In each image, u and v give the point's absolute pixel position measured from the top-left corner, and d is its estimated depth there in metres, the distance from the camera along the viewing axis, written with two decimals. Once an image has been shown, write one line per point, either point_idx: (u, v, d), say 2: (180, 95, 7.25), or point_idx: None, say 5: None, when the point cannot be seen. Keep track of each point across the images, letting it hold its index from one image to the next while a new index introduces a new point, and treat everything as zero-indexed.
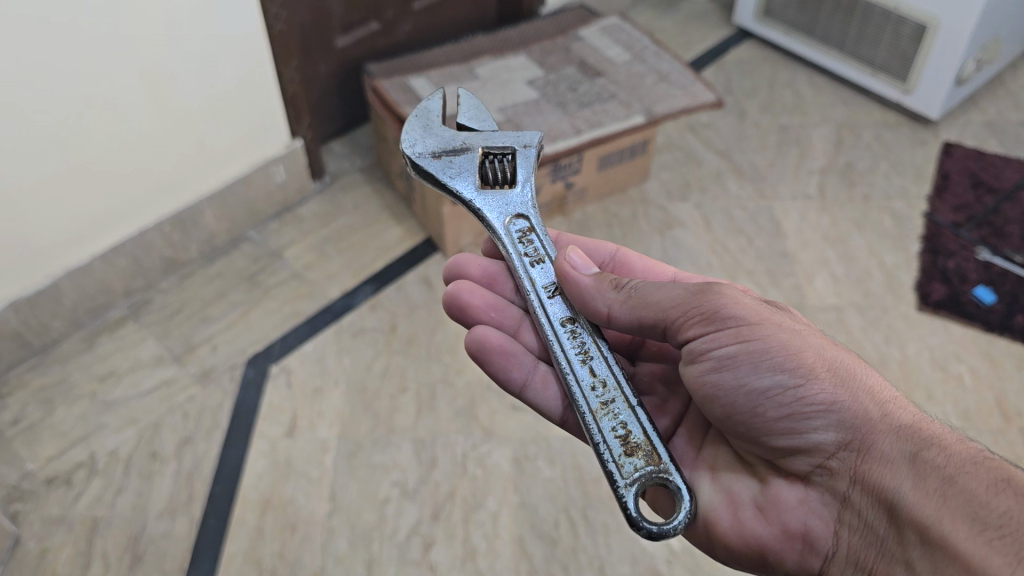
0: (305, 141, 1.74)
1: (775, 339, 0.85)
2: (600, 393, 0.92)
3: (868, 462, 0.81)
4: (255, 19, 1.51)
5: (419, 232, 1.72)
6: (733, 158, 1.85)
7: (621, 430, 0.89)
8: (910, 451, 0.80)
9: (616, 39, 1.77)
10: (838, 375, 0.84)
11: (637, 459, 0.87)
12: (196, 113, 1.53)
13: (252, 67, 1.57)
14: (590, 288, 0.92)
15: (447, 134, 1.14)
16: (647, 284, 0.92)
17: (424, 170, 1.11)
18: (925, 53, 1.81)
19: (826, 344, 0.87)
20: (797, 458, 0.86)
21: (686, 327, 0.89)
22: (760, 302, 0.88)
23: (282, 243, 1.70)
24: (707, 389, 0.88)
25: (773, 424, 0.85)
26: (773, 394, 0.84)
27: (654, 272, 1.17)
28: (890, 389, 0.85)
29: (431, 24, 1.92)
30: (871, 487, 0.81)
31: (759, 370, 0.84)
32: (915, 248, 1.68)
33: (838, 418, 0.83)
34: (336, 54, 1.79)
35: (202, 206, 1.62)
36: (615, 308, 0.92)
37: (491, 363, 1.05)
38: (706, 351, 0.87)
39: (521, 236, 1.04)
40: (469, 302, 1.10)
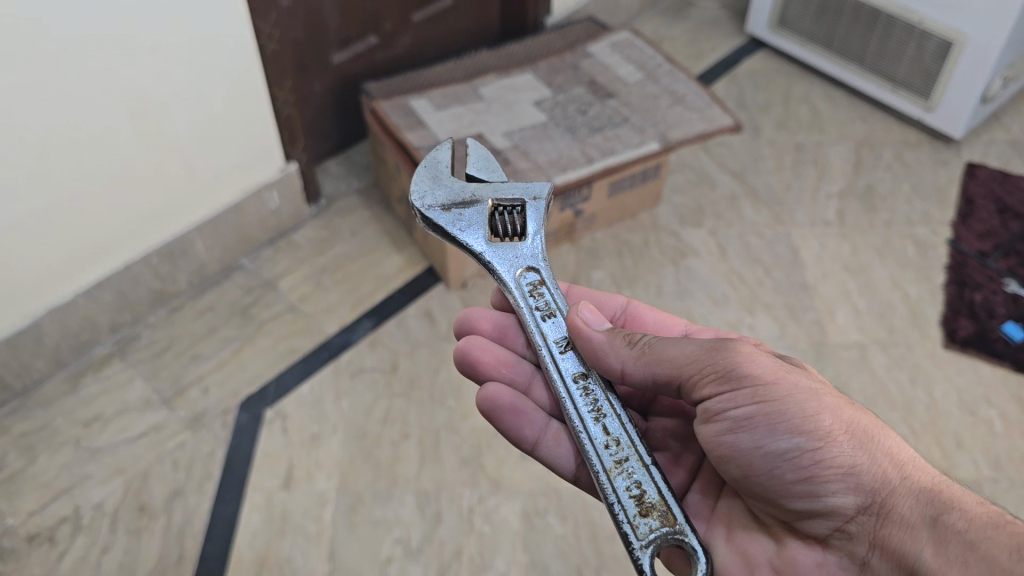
0: (300, 164, 1.64)
1: (792, 399, 0.82)
2: (613, 452, 0.86)
3: (888, 526, 0.80)
4: (245, 39, 1.42)
5: (420, 261, 1.64)
6: (747, 179, 1.77)
7: (634, 490, 0.83)
8: (930, 514, 0.79)
9: (627, 56, 1.68)
10: (856, 437, 0.82)
11: (652, 519, 0.82)
12: (185, 140, 1.44)
13: (243, 90, 1.47)
14: (602, 344, 0.88)
15: (455, 185, 1.05)
16: (661, 339, 0.89)
17: (432, 224, 1.02)
18: (950, 70, 1.73)
19: (842, 402, 0.85)
20: (815, 521, 0.84)
21: (701, 386, 0.86)
22: (775, 358, 0.85)
23: (276, 273, 1.61)
24: (723, 449, 0.86)
25: (791, 487, 0.83)
26: (791, 457, 0.82)
27: (667, 327, 1.11)
28: (907, 449, 0.83)
29: (431, 37, 1.83)
30: (891, 553, 0.80)
31: (776, 433, 0.82)
32: (939, 279, 1.61)
33: (857, 481, 0.81)
34: (331, 71, 1.69)
35: (192, 236, 1.53)
36: (630, 365, 0.88)
37: (502, 421, 0.98)
38: (721, 412, 0.85)
39: (531, 291, 0.97)
40: (480, 359, 1.03)
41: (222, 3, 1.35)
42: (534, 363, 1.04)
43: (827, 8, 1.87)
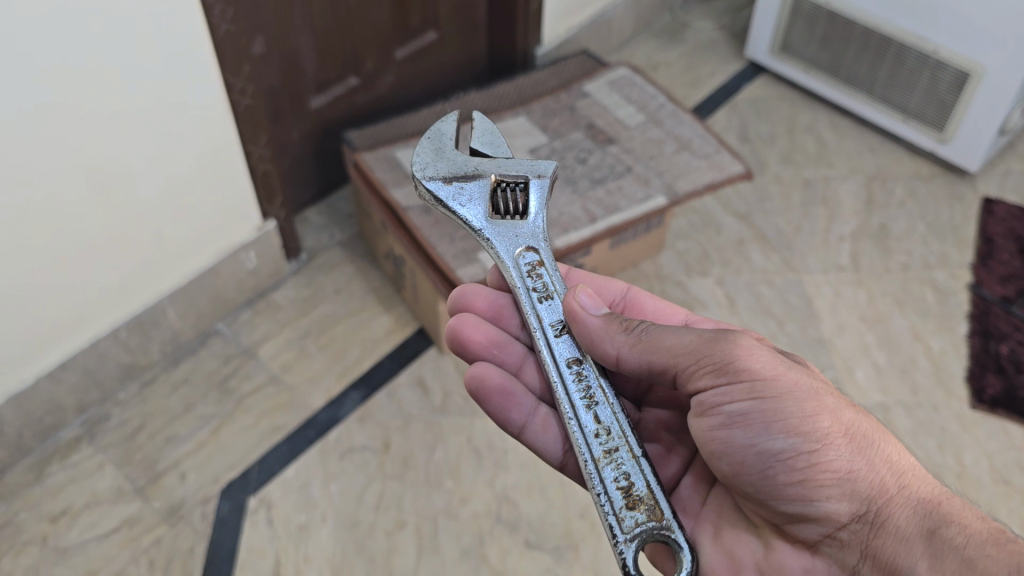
0: (278, 221, 1.52)
1: (792, 397, 0.77)
2: (604, 441, 0.81)
3: (882, 537, 0.75)
4: (215, 95, 1.30)
5: (410, 321, 1.53)
6: (754, 222, 1.67)
7: (623, 481, 0.78)
8: (926, 526, 0.74)
9: (627, 95, 1.57)
10: (855, 441, 0.77)
11: (638, 513, 0.76)
12: (152, 203, 1.31)
13: (215, 147, 1.35)
14: (598, 330, 0.83)
15: (459, 158, 1.00)
16: (659, 326, 0.83)
17: (430, 198, 0.98)
18: (966, 102, 1.64)
19: (842, 402, 0.79)
20: (806, 525, 0.78)
21: (696, 378, 0.80)
22: (776, 354, 0.79)
23: (256, 338, 1.50)
24: (713, 445, 0.79)
25: (783, 490, 0.77)
26: (785, 458, 0.76)
27: (670, 317, 1.02)
28: (907, 459, 0.79)
29: (415, 72, 1.71)
30: (883, 565, 0.74)
31: (772, 431, 0.76)
32: (962, 329, 1.52)
33: (854, 487, 0.76)
34: (309, 116, 1.57)
35: (164, 305, 1.41)
36: (625, 351, 0.83)
37: (488, 403, 0.93)
38: (715, 406, 0.79)
39: (528, 270, 0.92)
40: (471, 337, 0.96)
41: (192, 59, 1.23)
42: (527, 345, 0.98)
43: (833, 34, 1.77)
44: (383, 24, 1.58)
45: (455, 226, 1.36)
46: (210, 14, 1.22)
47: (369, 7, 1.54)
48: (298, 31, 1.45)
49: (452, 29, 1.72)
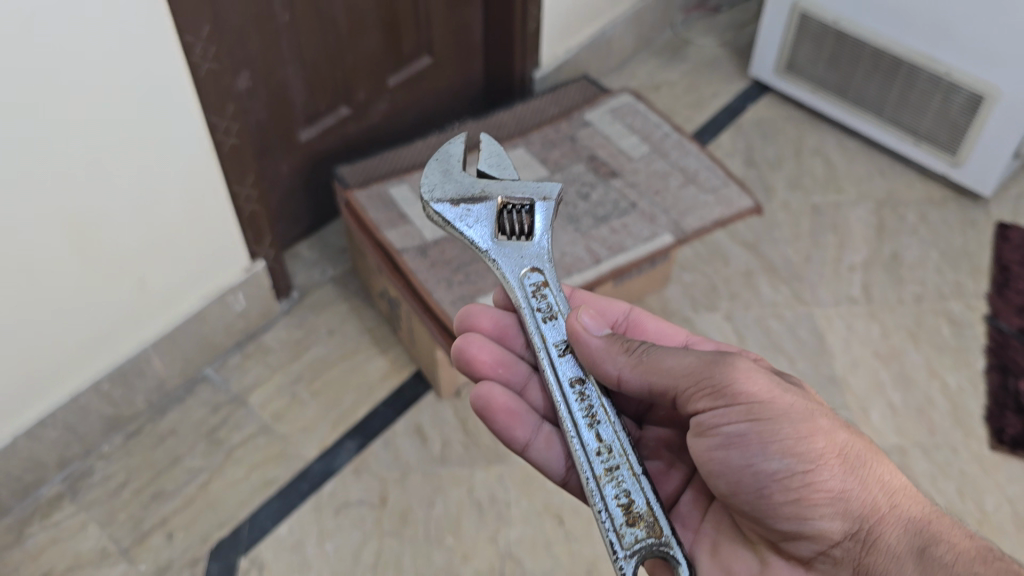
0: (268, 261, 1.46)
1: (789, 418, 0.76)
2: (605, 458, 0.81)
3: (874, 555, 0.75)
4: (199, 136, 1.23)
5: (406, 363, 1.47)
6: (762, 251, 1.61)
7: (623, 499, 0.78)
8: (917, 545, 0.74)
9: (630, 124, 1.51)
10: (849, 461, 0.76)
11: (638, 530, 0.76)
12: (135, 251, 1.25)
13: (200, 190, 1.28)
14: (600, 350, 0.83)
15: (466, 180, 1.00)
16: (659, 347, 0.82)
17: (438, 219, 0.97)
18: (979, 125, 1.58)
19: (839, 422, 0.78)
20: (800, 542, 0.78)
21: (694, 400, 0.79)
22: (773, 376, 0.78)
23: (245, 385, 1.44)
24: (710, 465, 0.79)
25: (778, 509, 0.76)
26: (781, 478, 0.76)
27: (674, 338, 1.01)
28: (900, 478, 0.78)
29: (409, 99, 1.65)
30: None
31: (768, 453, 0.75)
32: (979, 364, 1.47)
33: (847, 506, 0.75)
34: (299, 149, 1.51)
35: (148, 354, 1.35)
36: (626, 372, 0.82)
37: (493, 421, 0.94)
38: (712, 427, 0.78)
39: (534, 291, 0.91)
40: (477, 357, 0.97)
41: (172, 101, 1.17)
42: (532, 365, 0.98)
43: (841, 54, 1.71)
44: (375, 51, 1.52)
45: (454, 269, 1.30)
46: (191, 54, 1.15)
47: (360, 35, 1.47)
48: (286, 63, 1.39)
49: (447, 53, 1.65)
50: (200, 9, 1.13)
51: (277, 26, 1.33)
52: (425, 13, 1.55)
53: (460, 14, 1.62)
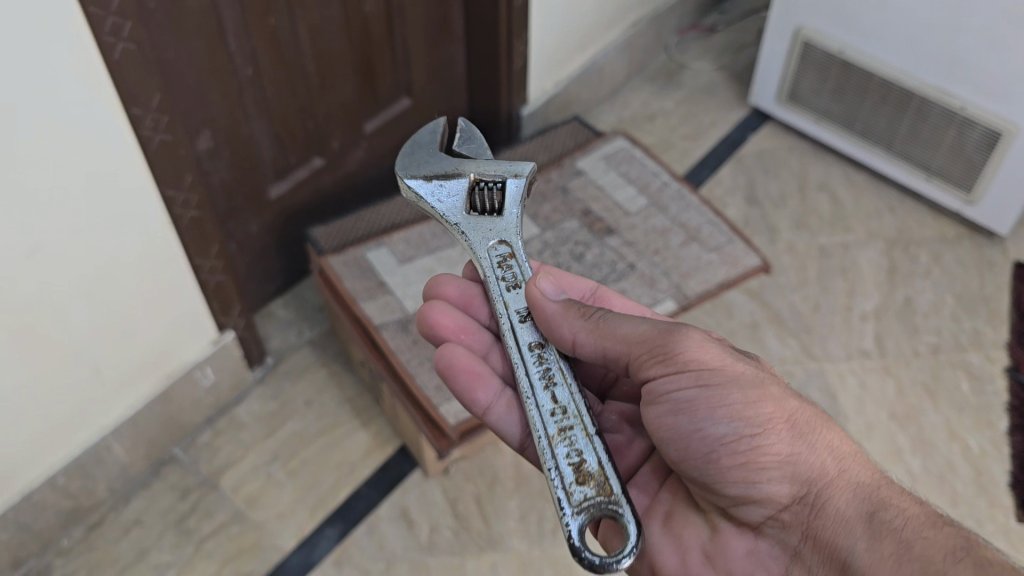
0: (238, 330, 1.35)
1: (736, 382, 0.75)
2: (559, 419, 0.77)
3: (822, 518, 0.73)
4: (154, 212, 1.12)
5: (390, 437, 1.37)
6: (767, 300, 1.51)
7: (574, 457, 0.74)
8: (866, 510, 0.72)
9: (625, 172, 1.41)
10: (798, 427, 0.75)
11: (588, 488, 0.72)
12: (88, 337, 1.13)
13: (159, 268, 1.17)
14: (555, 315, 0.80)
15: (441, 159, 0.96)
16: (614, 313, 0.81)
17: (411, 194, 0.94)
18: (995, 163, 1.49)
19: (788, 390, 0.77)
20: (749, 507, 0.76)
21: (646, 367, 0.77)
22: (723, 345, 0.77)
23: (216, 466, 1.33)
24: (660, 432, 0.77)
25: (726, 474, 0.75)
26: (728, 443, 0.74)
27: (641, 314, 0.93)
28: (850, 444, 0.77)
29: (389, 144, 1.54)
30: (823, 546, 0.72)
31: (715, 416, 0.74)
32: (1002, 424, 1.37)
33: (795, 470, 0.74)
34: (270, 207, 1.40)
35: (108, 441, 1.24)
36: (581, 337, 0.79)
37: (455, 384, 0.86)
38: (662, 393, 0.76)
39: (500, 262, 0.88)
40: (440, 320, 0.91)
41: (122, 179, 1.05)
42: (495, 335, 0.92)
43: (846, 85, 1.62)
44: (349, 97, 1.41)
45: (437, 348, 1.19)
46: (140, 127, 1.04)
47: (332, 83, 1.36)
48: (251, 118, 1.27)
49: (427, 93, 1.55)
50: (150, 79, 1.02)
51: (240, 82, 1.22)
52: (402, 53, 1.45)
53: (441, 52, 1.52)
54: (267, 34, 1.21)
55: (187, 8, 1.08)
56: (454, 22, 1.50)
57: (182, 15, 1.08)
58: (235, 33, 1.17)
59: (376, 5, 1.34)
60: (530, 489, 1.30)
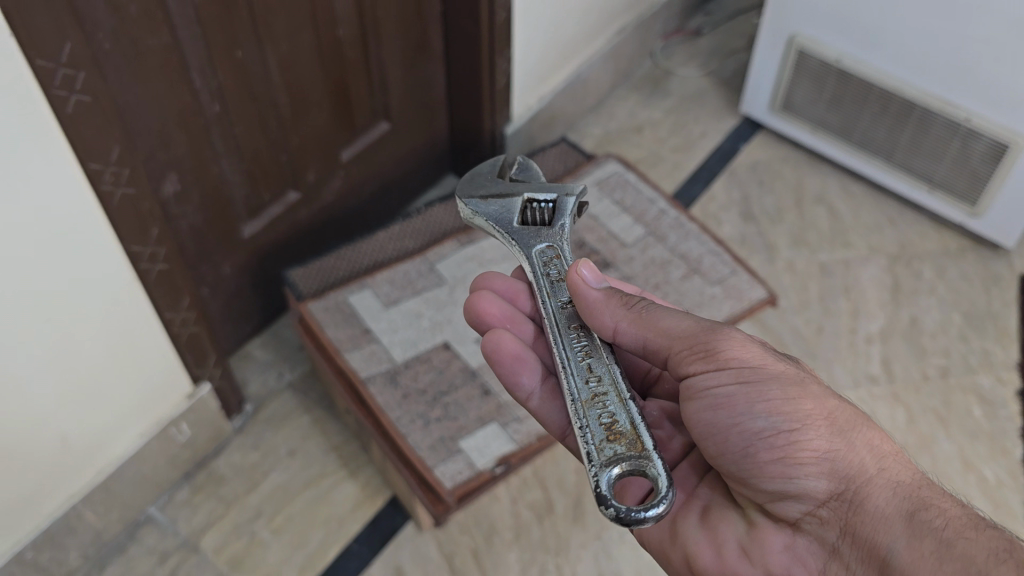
0: (216, 380, 1.26)
1: (777, 380, 0.76)
2: (593, 385, 0.79)
3: (860, 514, 0.71)
4: (118, 270, 1.02)
5: (380, 487, 1.30)
6: (768, 325, 1.44)
7: (606, 419, 0.75)
8: (906, 508, 0.70)
9: (620, 199, 1.40)
10: (837, 425, 0.75)
11: (619, 446, 0.73)
12: (53, 406, 1.04)
13: (127, 326, 1.08)
14: (597, 303, 0.81)
15: (496, 183, 1.01)
16: (659, 306, 0.82)
17: (467, 211, 0.98)
18: (1001, 176, 1.43)
19: (828, 391, 0.78)
20: (787, 503, 0.75)
21: (687, 363, 0.79)
22: (764, 347, 0.79)
23: (196, 525, 1.26)
24: (699, 427, 0.78)
25: (763, 468, 0.75)
26: (766, 437, 0.74)
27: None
28: (891, 445, 0.75)
29: (367, 170, 1.45)
30: (861, 542, 0.71)
31: (753, 410, 0.75)
32: (1017, 451, 1.31)
33: (833, 466, 0.73)
34: (244, 246, 1.31)
35: (79, 509, 1.15)
36: (623, 326, 0.81)
37: (500, 366, 0.90)
38: (701, 390, 0.77)
39: (546, 262, 0.90)
40: (488, 309, 0.95)
41: (81, 240, 0.96)
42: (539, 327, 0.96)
43: (844, 95, 1.55)
44: (323, 126, 1.32)
45: (428, 404, 1.17)
46: (99, 183, 0.94)
47: (305, 113, 1.27)
48: (220, 156, 1.18)
49: (406, 116, 1.46)
50: (107, 129, 0.91)
51: (207, 119, 1.13)
52: (378, 76, 1.36)
53: (419, 71, 1.43)
54: (235, 68, 1.12)
55: (146, 47, 0.99)
56: (432, 40, 1.41)
57: (141, 54, 0.99)
58: (200, 69, 1.08)
59: (349, 27, 1.25)
60: (530, 539, 1.24)
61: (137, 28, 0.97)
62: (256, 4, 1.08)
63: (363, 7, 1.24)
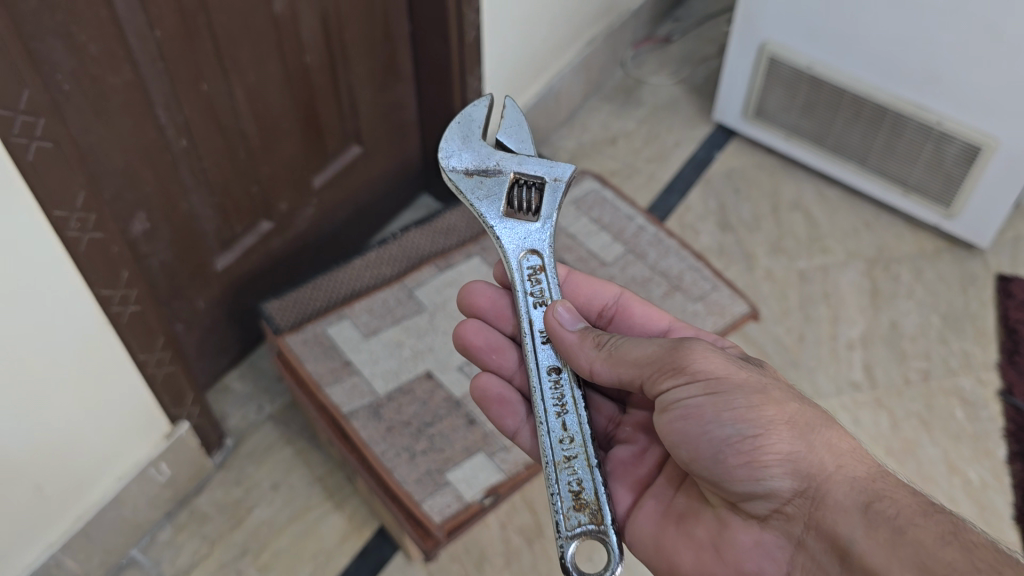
0: (195, 419, 1.24)
1: (741, 389, 0.76)
2: (565, 445, 0.81)
3: (822, 509, 0.72)
4: (90, 317, 0.99)
5: (367, 517, 1.28)
6: (750, 335, 1.44)
7: (574, 485, 0.78)
8: (862, 500, 0.71)
9: (598, 217, 1.44)
10: (798, 428, 0.76)
11: (583, 515, 0.77)
12: (27, 459, 1.00)
13: (101, 372, 1.04)
14: (573, 345, 0.83)
15: (485, 150, 0.99)
16: (629, 337, 0.83)
17: (452, 187, 0.97)
18: (974, 178, 1.44)
19: (789, 393, 0.78)
20: (755, 502, 0.76)
21: (658, 381, 0.79)
22: (728, 356, 0.79)
23: (180, 566, 1.23)
24: (670, 438, 0.79)
25: (732, 473, 0.75)
26: (733, 444, 0.75)
27: (657, 324, 0.99)
28: (849, 442, 0.76)
29: (341, 197, 1.44)
30: (825, 535, 0.72)
31: (720, 418, 0.75)
32: (1001, 452, 1.31)
33: (796, 466, 0.74)
34: (218, 280, 1.29)
35: (59, 557, 1.12)
36: (598, 366, 0.82)
37: (488, 412, 0.95)
38: (671, 403, 0.78)
39: (530, 274, 0.91)
40: (472, 343, 0.97)
41: (52, 290, 0.92)
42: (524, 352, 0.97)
43: (816, 101, 1.55)
44: (295, 155, 1.30)
45: (413, 437, 1.17)
46: (65, 229, 0.90)
47: (276, 143, 1.25)
48: (190, 192, 1.16)
49: (378, 139, 1.45)
50: (75, 176, 0.88)
51: (174, 155, 1.10)
52: (348, 101, 1.34)
53: (390, 93, 1.41)
54: (201, 102, 1.10)
55: (107, 86, 0.96)
56: (401, 63, 1.40)
57: (102, 93, 0.96)
58: (165, 104, 1.05)
59: (317, 54, 1.23)
60: (521, 565, 1.23)
61: (97, 67, 0.94)
62: (220, 36, 1.06)
63: (329, 32, 1.22)
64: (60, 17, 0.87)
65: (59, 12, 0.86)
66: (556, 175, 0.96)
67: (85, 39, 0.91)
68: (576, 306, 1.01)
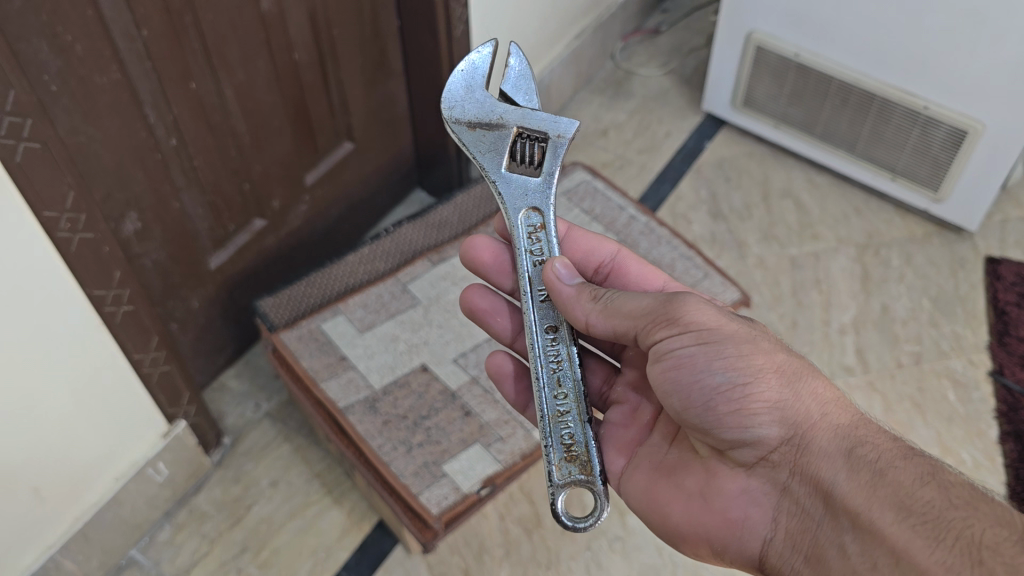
0: (192, 418, 1.24)
1: (732, 338, 0.78)
2: (558, 399, 0.83)
3: (807, 454, 0.74)
4: (85, 319, 0.99)
5: (366, 512, 1.29)
6: None
7: (566, 438, 0.82)
8: (845, 446, 0.74)
9: (589, 208, 1.45)
10: (787, 376, 0.77)
11: (573, 466, 0.80)
12: (24, 461, 1.01)
13: (97, 372, 1.05)
14: (570, 299, 0.83)
15: (488, 102, 0.97)
16: (625, 291, 0.83)
17: (455, 139, 0.97)
18: (961, 162, 1.45)
19: (777, 344, 0.80)
20: (742, 450, 0.78)
21: (652, 333, 0.80)
22: (719, 309, 0.81)
23: (180, 565, 1.24)
24: (662, 388, 0.80)
25: (721, 420, 0.77)
26: (723, 392, 0.76)
27: (653, 283, 1.01)
28: (833, 391, 0.78)
29: (335, 192, 1.44)
30: (809, 479, 0.74)
31: (711, 367, 0.76)
32: (992, 432, 1.32)
33: (783, 414, 0.76)
34: (212, 278, 1.29)
35: (58, 558, 1.12)
36: (593, 319, 0.83)
37: (501, 384, 0.99)
38: (663, 353, 0.79)
39: (530, 232, 0.92)
40: (477, 306, 1.02)
41: (45, 292, 0.93)
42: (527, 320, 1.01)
43: (804, 88, 1.56)
44: (287, 150, 1.31)
45: (410, 432, 1.18)
46: (55, 230, 0.90)
47: (266, 140, 1.26)
48: (181, 191, 1.16)
49: (370, 133, 1.45)
50: (62, 178, 0.88)
51: (164, 155, 1.11)
52: (338, 96, 1.34)
53: (380, 89, 1.42)
54: (190, 100, 1.10)
55: (95, 86, 0.97)
56: (390, 58, 1.40)
57: (89, 94, 0.97)
58: (154, 103, 1.05)
59: (306, 51, 1.23)
60: (520, 556, 1.23)
61: (84, 67, 0.94)
62: (207, 34, 1.06)
63: (318, 28, 1.23)
64: (44, 18, 0.87)
65: (44, 13, 0.87)
66: (559, 131, 0.95)
67: (71, 39, 0.91)
68: (572, 263, 1.03)
